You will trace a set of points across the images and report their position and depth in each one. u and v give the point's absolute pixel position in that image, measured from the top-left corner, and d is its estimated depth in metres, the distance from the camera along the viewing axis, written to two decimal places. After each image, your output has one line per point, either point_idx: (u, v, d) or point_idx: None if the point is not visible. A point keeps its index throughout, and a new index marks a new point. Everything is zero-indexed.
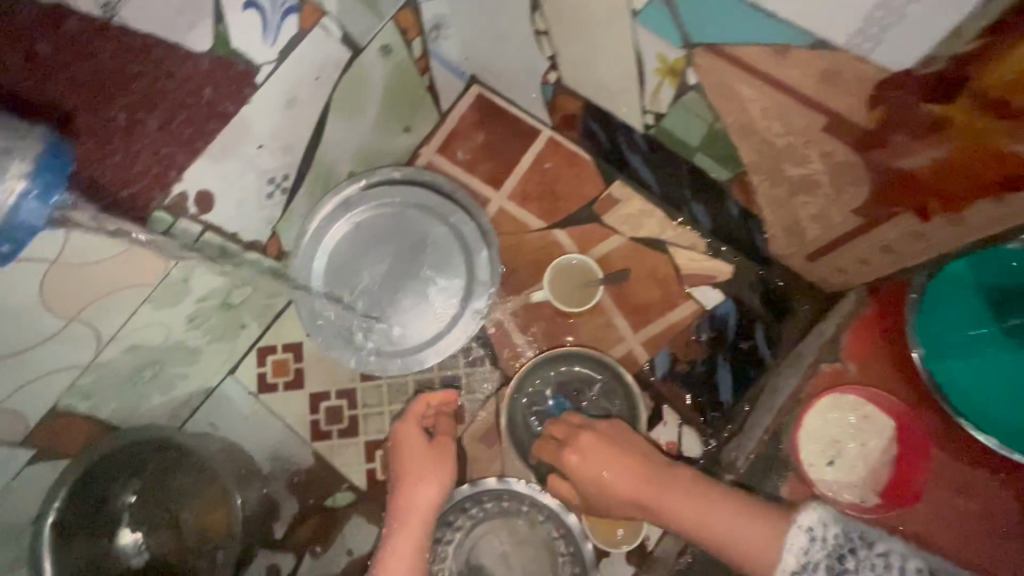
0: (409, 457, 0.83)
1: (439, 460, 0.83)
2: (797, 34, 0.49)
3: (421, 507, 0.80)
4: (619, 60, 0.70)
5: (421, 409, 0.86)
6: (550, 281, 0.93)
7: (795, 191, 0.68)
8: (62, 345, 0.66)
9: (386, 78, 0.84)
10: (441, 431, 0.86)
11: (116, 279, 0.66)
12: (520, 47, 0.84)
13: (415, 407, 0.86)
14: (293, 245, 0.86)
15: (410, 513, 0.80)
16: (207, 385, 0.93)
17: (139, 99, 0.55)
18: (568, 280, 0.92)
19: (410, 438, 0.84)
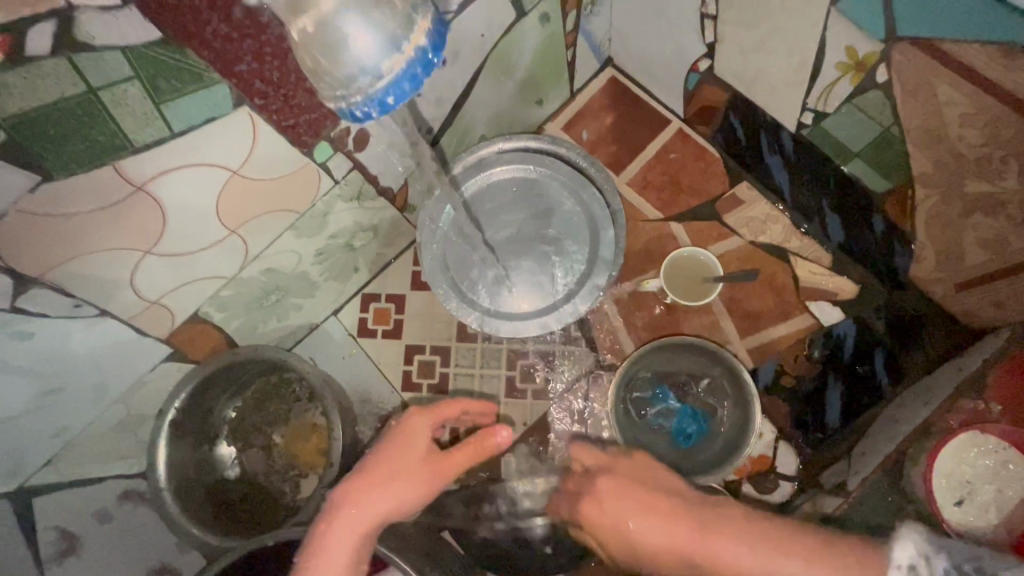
0: (405, 456, 0.61)
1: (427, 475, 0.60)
2: None
3: (383, 502, 0.59)
4: (796, 51, 0.67)
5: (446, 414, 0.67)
6: (666, 271, 0.90)
7: (969, 211, 0.64)
8: (219, 253, 0.70)
9: (538, 46, 0.83)
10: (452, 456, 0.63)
11: (277, 200, 0.68)
12: (679, 31, 0.81)
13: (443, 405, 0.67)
14: (419, 197, 0.87)
15: (364, 507, 0.58)
16: (313, 321, 0.96)
17: None
18: (684, 274, 0.90)
19: (421, 433, 0.63)
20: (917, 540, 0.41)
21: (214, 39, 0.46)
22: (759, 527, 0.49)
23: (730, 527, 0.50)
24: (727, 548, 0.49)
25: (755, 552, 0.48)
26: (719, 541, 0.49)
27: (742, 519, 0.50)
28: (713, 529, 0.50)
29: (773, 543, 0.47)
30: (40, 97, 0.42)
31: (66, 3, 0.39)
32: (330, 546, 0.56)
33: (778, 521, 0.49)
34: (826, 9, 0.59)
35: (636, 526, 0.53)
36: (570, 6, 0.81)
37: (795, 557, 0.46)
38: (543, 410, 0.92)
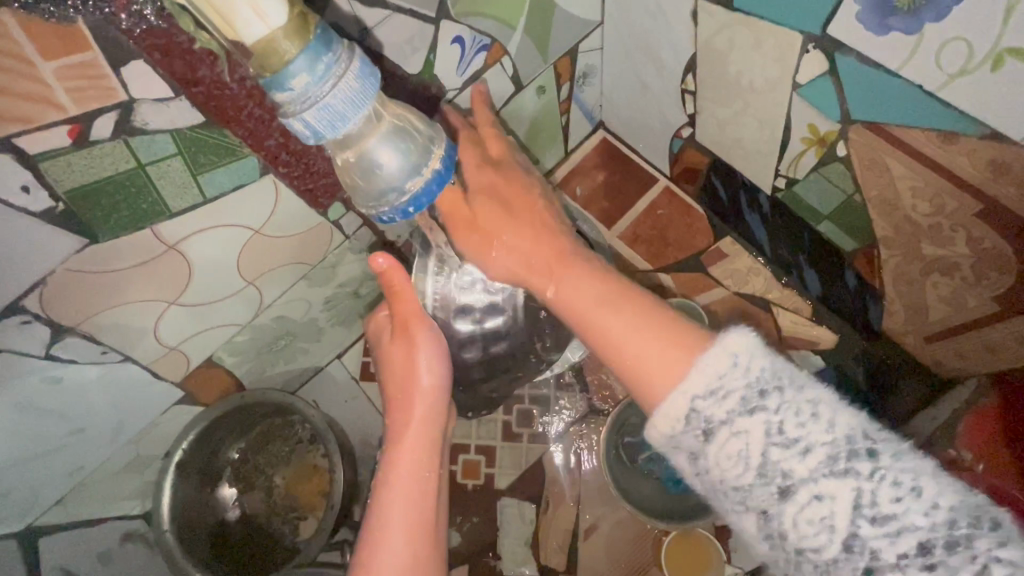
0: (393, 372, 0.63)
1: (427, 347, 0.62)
2: (973, 125, 0.53)
3: (412, 433, 0.60)
4: (767, 126, 0.74)
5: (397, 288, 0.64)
6: None
7: (929, 270, 0.70)
8: (235, 304, 0.75)
9: (534, 114, 0.91)
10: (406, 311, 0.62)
11: (291, 255, 0.74)
12: (662, 102, 0.89)
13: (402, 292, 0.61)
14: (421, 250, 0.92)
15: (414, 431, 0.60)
16: (317, 365, 1.00)
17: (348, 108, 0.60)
18: None
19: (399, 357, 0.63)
20: (750, 334, 0.44)
21: (249, 120, 0.52)
22: (638, 310, 0.51)
23: (613, 309, 0.52)
24: (565, 278, 0.55)
25: (600, 298, 0.53)
26: (569, 280, 0.55)
27: (623, 292, 0.53)
28: (558, 273, 0.56)
29: (627, 302, 0.52)
30: (97, 172, 0.48)
31: (129, 97, 0.46)
32: (392, 501, 0.55)
33: (637, 290, 0.53)
34: (789, 93, 0.66)
35: (500, 249, 0.58)
36: (564, 80, 0.89)
37: (628, 314, 0.51)
38: (538, 453, 0.94)
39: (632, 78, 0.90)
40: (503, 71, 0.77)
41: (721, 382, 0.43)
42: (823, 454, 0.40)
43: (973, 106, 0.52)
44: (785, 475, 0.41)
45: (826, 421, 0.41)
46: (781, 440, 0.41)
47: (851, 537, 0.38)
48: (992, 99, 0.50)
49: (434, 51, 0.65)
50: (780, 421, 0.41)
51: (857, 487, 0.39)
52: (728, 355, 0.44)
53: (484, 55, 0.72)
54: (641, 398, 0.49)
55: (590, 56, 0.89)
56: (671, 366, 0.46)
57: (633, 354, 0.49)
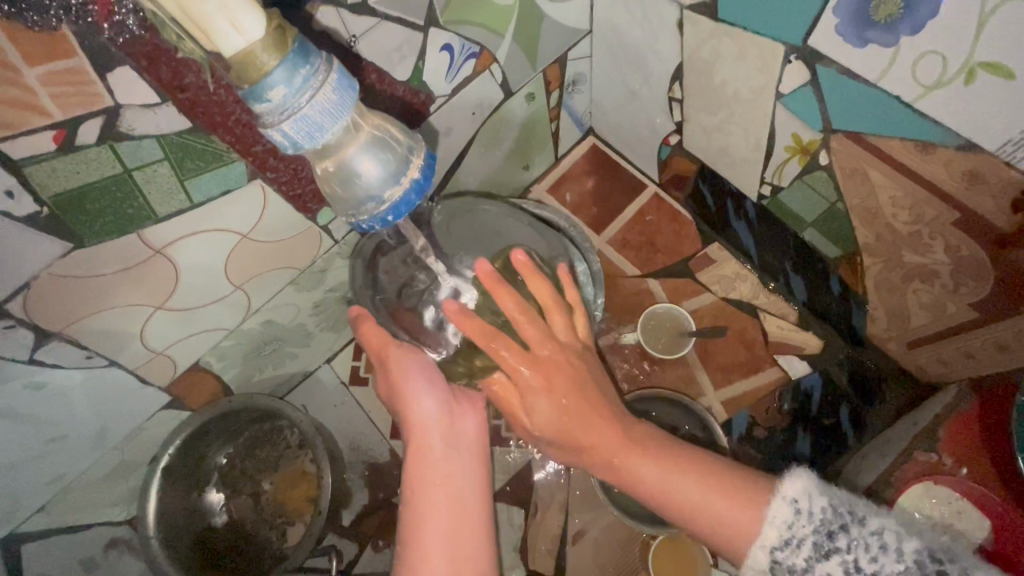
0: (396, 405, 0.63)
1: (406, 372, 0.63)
2: (949, 136, 0.54)
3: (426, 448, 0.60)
4: (752, 135, 0.75)
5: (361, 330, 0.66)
6: (643, 326, 0.97)
7: (909, 278, 0.72)
8: (222, 308, 0.74)
9: (524, 120, 0.92)
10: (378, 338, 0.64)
11: (279, 260, 0.74)
12: (650, 110, 0.90)
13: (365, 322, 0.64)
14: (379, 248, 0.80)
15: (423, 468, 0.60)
16: (306, 369, 0.99)
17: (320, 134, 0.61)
18: (659, 329, 0.97)
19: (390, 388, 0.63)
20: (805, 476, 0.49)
21: (236, 126, 0.53)
22: (702, 474, 0.54)
23: (665, 466, 0.55)
24: (640, 464, 0.56)
25: (667, 467, 0.55)
26: (635, 460, 0.56)
27: (685, 459, 0.55)
28: (628, 452, 0.56)
29: (678, 468, 0.55)
30: (83, 178, 0.49)
31: (115, 102, 0.46)
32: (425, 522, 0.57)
33: (697, 459, 0.55)
34: (773, 102, 0.67)
35: (535, 398, 0.57)
36: (552, 88, 0.90)
37: (687, 480, 0.54)
38: (527, 458, 0.94)
39: (620, 85, 0.91)
40: (491, 78, 0.78)
41: (790, 531, 0.48)
42: (810, 543, 0.47)
43: (948, 117, 0.53)
44: (789, 566, 0.47)
45: (806, 513, 0.48)
46: (778, 541, 0.48)
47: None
48: (965, 111, 0.52)
49: (423, 58, 0.66)
50: (784, 529, 0.48)
51: (842, 559, 0.46)
52: (788, 504, 0.49)
53: (473, 62, 0.73)
54: (721, 546, 0.52)
55: (578, 64, 0.90)
56: (728, 521, 0.51)
57: (710, 512, 0.52)
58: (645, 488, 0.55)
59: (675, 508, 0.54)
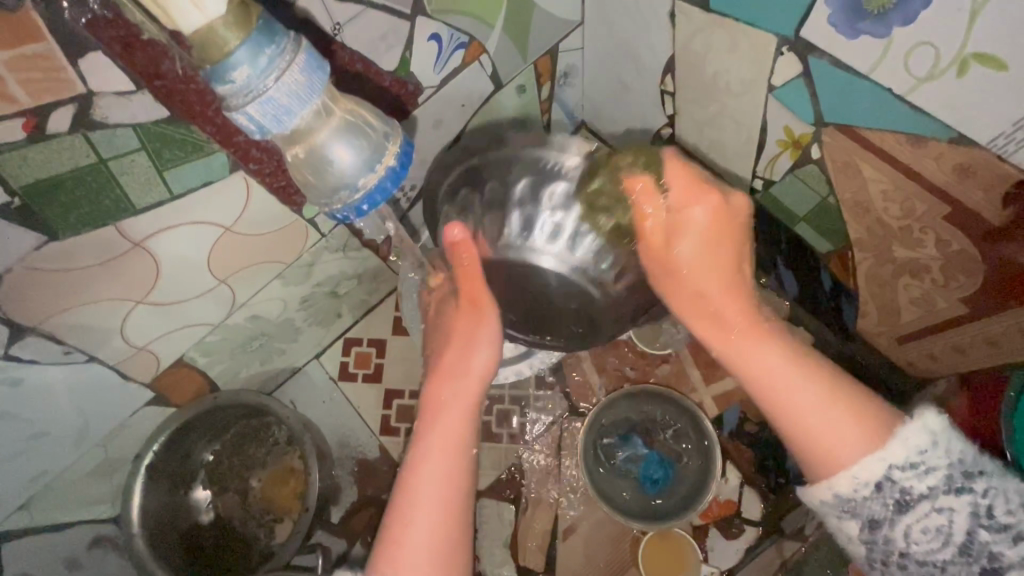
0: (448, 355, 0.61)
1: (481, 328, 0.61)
2: (940, 128, 0.54)
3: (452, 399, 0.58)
4: (743, 128, 0.75)
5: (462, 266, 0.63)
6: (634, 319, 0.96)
7: (900, 272, 0.71)
8: (206, 302, 0.73)
9: (515, 113, 0.91)
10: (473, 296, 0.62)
11: (264, 253, 0.73)
12: (642, 102, 0.89)
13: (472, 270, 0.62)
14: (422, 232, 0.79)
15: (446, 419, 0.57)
16: (295, 365, 0.98)
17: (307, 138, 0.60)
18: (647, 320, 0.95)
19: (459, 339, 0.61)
20: (944, 417, 0.47)
21: (216, 117, 0.51)
22: (830, 388, 0.51)
23: (802, 372, 0.52)
24: (753, 352, 0.54)
25: (797, 369, 0.52)
26: (777, 378, 0.52)
27: (809, 365, 0.52)
28: (751, 334, 0.55)
29: (808, 377, 0.51)
30: (55, 167, 0.47)
31: (87, 90, 0.44)
32: (425, 462, 0.54)
33: (823, 368, 0.52)
34: (764, 95, 0.67)
35: (680, 246, 0.59)
36: (543, 80, 0.89)
37: (817, 390, 0.50)
38: (518, 453, 0.94)
39: (611, 78, 0.90)
40: (481, 69, 0.77)
41: (923, 460, 0.46)
42: (942, 475, 0.45)
43: (940, 110, 0.53)
44: (905, 488, 0.46)
45: (944, 446, 0.46)
46: (903, 463, 0.46)
47: (965, 540, 0.45)
48: (956, 103, 0.51)
49: (410, 48, 0.64)
50: (915, 454, 0.46)
51: (973, 501, 0.45)
52: (927, 435, 0.46)
53: (462, 53, 0.72)
54: (809, 466, 0.50)
55: (570, 56, 0.89)
56: (848, 445, 0.48)
57: (825, 426, 0.49)
58: (789, 413, 0.51)
59: (799, 425, 0.50)
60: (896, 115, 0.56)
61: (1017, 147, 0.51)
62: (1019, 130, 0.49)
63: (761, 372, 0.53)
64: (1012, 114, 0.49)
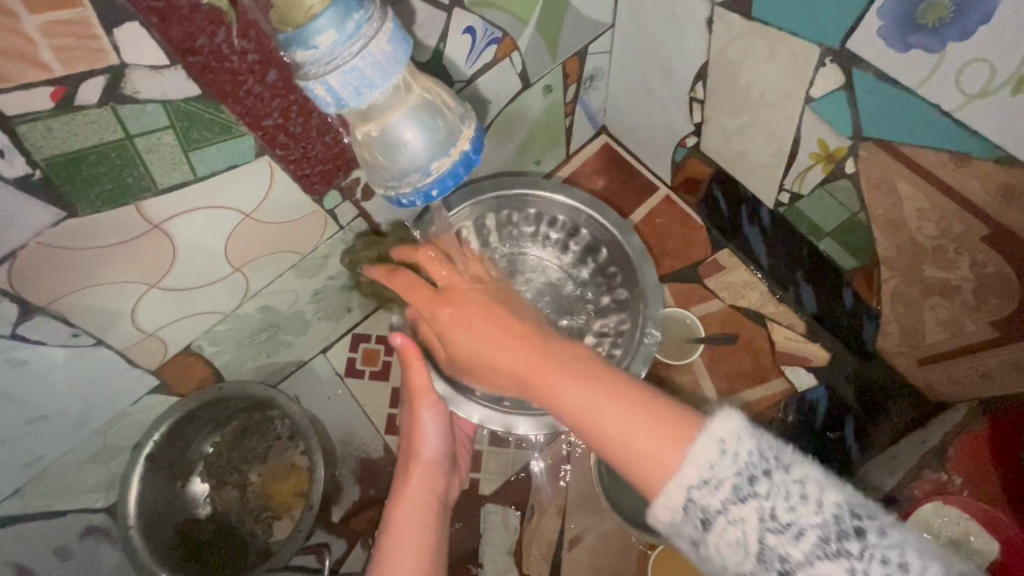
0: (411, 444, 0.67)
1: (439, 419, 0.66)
2: (985, 147, 0.53)
3: (416, 483, 0.66)
4: (775, 139, 0.74)
5: (424, 388, 0.64)
6: None
7: (928, 293, 0.70)
8: (220, 290, 0.71)
9: (540, 113, 0.89)
10: (423, 398, 0.64)
11: (283, 242, 0.71)
12: (669, 109, 0.88)
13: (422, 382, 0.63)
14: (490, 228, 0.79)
15: (405, 521, 0.63)
16: (301, 359, 0.96)
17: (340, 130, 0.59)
18: (668, 334, 0.95)
19: (426, 434, 0.66)
20: (737, 416, 0.42)
21: (248, 97, 0.50)
22: (628, 402, 0.47)
23: (579, 376, 0.49)
24: (559, 385, 0.49)
25: (597, 391, 0.48)
26: (556, 377, 0.50)
27: (617, 386, 0.48)
28: (546, 366, 0.51)
29: (618, 396, 0.47)
30: (81, 141, 0.45)
31: (120, 61, 0.43)
32: (401, 543, 0.62)
33: (635, 387, 0.48)
34: (802, 107, 0.66)
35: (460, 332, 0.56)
36: (570, 81, 0.88)
37: (623, 403, 0.47)
38: (525, 459, 0.92)
39: (639, 84, 0.89)
40: (511, 67, 0.75)
41: (711, 471, 0.42)
42: (730, 486, 0.41)
43: (987, 129, 0.52)
44: (703, 508, 0.42)
45: (733, 453, 0.42)
46: (697, 482, 0.42)
47: (760, 549, 0.40)
48: (1007, 122, 0.50)
49: (445, 40, 0.63)
50: (705, 469, 0.42)
51: (759, 505, 0.41)
52: (716, 444, 0.42)
53: (495, 48, 0.70)
54: (637, 484, 0.46)
55: (598, 59, 0.88)
56: (663, 457, 0.44)
57: (621, 432, 0.46)
58: (567, 409, 0.49)
59: (604, 445, 0.47)
60: (931, 128, 0.55)
61: None
62: None
63: (526, 369, 0.52)
64: None
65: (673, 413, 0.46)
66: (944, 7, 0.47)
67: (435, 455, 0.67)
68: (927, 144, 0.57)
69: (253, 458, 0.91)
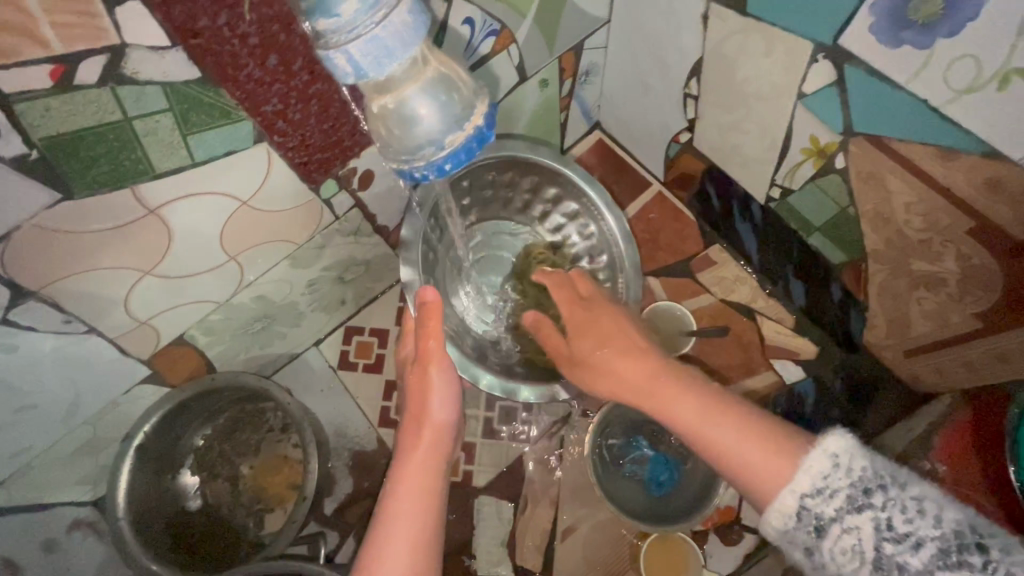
0: (417, 404, 0.62)
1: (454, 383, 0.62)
2: (969, 142, 0.54)
3: (424, 447, 0.60)
4: (767, 134, 0.75)
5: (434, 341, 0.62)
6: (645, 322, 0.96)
7: (915, 286, 0.72)
8: (214, 279, 0.70)
9: (535, 107, 0.90)
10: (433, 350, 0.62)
11: (279, 230, 0.70)
12: (664, 105, 0.89)
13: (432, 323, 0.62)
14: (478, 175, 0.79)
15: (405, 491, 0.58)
16: (293, 351, 0.96)
17: (339, 117, 0.58)
18: (661, 327, 0.96)
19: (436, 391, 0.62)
20: (845, 436, 0.45)
21: (249, 81, 0.49)
22: (746, 421, 0.51)
23: (716, 410, 0.52)
24: (670, 401, 0.54)
25: (708, 410, 0.52)
26: (687, 410, 0.53)
27: (731, 407, 0.52)
28: (670, 399, 0.55)
29: (722, 413, 0.52)
30: (79, 121, 0.45)
31: (120, 41, 0.42)
32: (399, 515, 0.56)
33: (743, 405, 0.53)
34: (794, 102, 0.67)
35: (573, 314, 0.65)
36: (566, 75, 0.88)
37: (733, 425, 0.51)
38: (519, 452, 0.93)
39: (634, 79, 0.90)
40: (508, 59, 0.76)
41: (825, 482, 0.45)
42: (844, 496, 0.43)
43: (972, 124, 0.53)
44: (817, 516, 0.44)
45: (845, 466, 0.44)
46: (811, 490, 0.45)
47: (877, 558, 0.41)
48: (991, 117, 0.51)
49: (444, 30, 0.64)
50: (819, 479, 0.45)
51: (874, 516, 0.42)
52: (828, 457, 0.45)
53: (492, 41, 0.71)
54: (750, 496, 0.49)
55: (593, 54, 0.89)
56: (773, 475, 0.47)
57: (751, 460, 0.49)
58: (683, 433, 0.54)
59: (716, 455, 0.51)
60: (919, 123, 0.57)
61: None
62: None
63: (652, 396, 0.56)
64: None
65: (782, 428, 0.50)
66: (936, 3, 0.49)
67: (446, 419, 0.62)
68: (914, 139, 0.58)
69: (245, 450, 0.90)
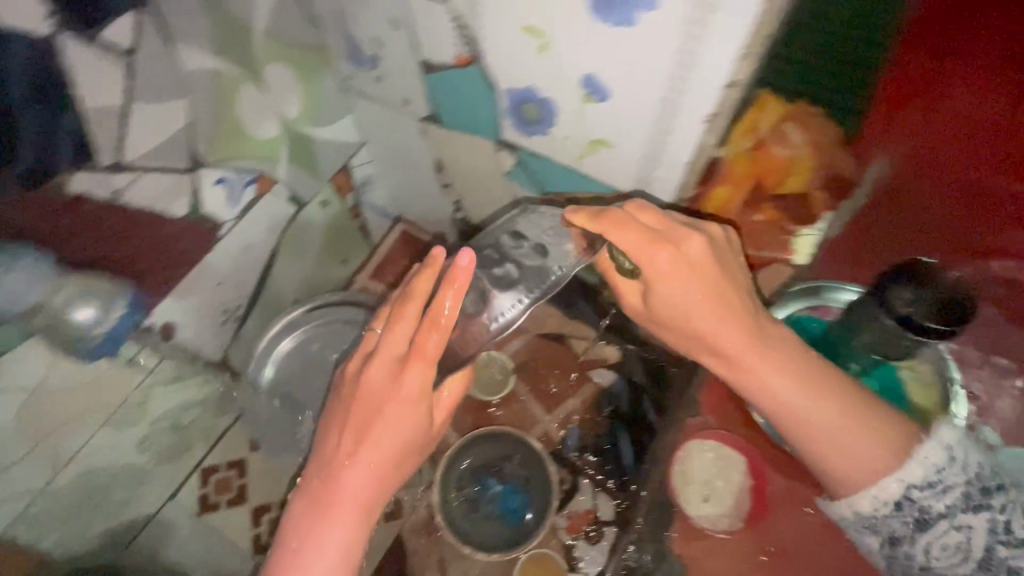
0: (374, 406, 0.60)
1: (413, 415, 0.61)
2: (603, 186, 0.74)
3: (358, 475, 0.59)
4: (502, 203, 0.95)
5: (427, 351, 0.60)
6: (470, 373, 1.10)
7: None
8: (25, 469, 0.73)
9: (325, 223, 1.05)
10: (378, 378, 0.60)
11: (85, 403, 0.75)
12: (432, 195, 1.08)
13: (427, 341, 0.60)
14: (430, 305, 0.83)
15: (336, 524, 0.58)
16: (148, 513, 0.93)
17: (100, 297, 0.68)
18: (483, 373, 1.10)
19: (410, 409, 0.60)
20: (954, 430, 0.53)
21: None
22: (808, 382, 0.56)
23: (796, 380, 0.56)
24: (759, 369, 0.57)
25: (797, 380, 0.56)
26: (762, 369, 0.57)
27: (807, 358, 0.57)
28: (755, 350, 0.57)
29: (813, 387, 0.56)
30: None
31: None
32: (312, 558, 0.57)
33: (829, 378, 0.56)
34: (504, 179, 0.87)
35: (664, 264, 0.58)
36: (344, 192, 1.05)
37: (793, 382, 0.56)
38: (398, 527, 1.01)
39: (403, 181, 1.09)
40: (278, 197, 0.89)
41: (941, 476, 0.51)
42: (960, 493, 0.50)
43: (597, 176, 0.72)
44: (922, 506, 0.51)
45: (960, 463, 0.51)
46: (922, 483, 0.51)
47: (985, 557, 0.48)
48: (603, 169, 0.71)
49: (199, 194, 0.76)
50: (933, 472, 0.51)
51: (992, 517, 0.49)
52: (944, 449, 0.51)
53: (254, 188, 0.84)
54: (831, 483, 0.56)
55: (363, 168, 1.06)
56: (878, 462, 0.53)
57: (828, 434, 0.55)
58: (764, 401, 0.58)
59: (801, 418, 0.56)
60: (570, 181, 0.77)
61: (646, 192, 0.70)
62: (642, 182, 0.69)
63: (710, 332, 0.58)
64: (632, 174, 0.68)
65: (890, 413, 0.55)
66: (536, 105, 0.67)
67: (398, 441, 0.60)
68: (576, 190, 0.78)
69: None
